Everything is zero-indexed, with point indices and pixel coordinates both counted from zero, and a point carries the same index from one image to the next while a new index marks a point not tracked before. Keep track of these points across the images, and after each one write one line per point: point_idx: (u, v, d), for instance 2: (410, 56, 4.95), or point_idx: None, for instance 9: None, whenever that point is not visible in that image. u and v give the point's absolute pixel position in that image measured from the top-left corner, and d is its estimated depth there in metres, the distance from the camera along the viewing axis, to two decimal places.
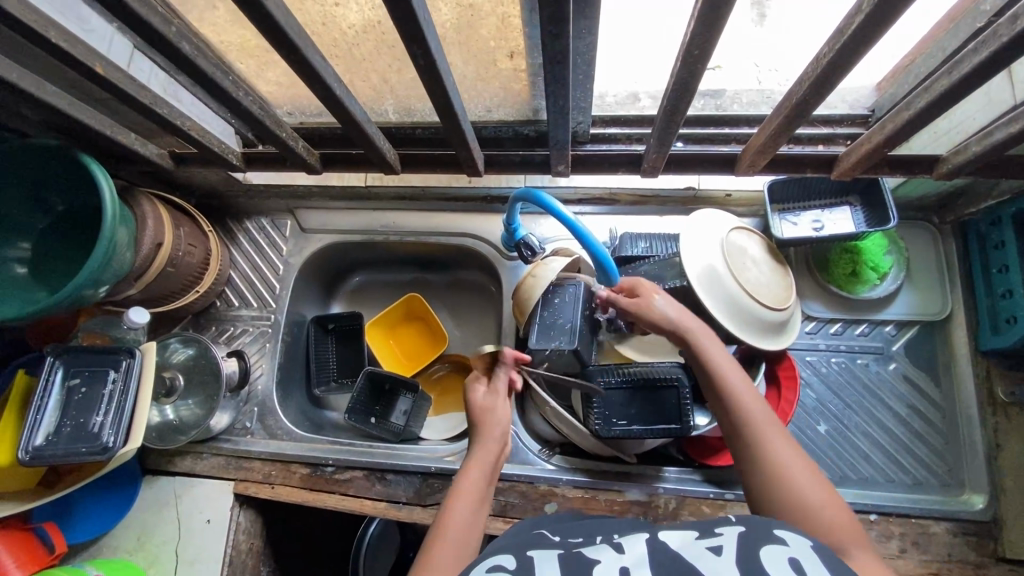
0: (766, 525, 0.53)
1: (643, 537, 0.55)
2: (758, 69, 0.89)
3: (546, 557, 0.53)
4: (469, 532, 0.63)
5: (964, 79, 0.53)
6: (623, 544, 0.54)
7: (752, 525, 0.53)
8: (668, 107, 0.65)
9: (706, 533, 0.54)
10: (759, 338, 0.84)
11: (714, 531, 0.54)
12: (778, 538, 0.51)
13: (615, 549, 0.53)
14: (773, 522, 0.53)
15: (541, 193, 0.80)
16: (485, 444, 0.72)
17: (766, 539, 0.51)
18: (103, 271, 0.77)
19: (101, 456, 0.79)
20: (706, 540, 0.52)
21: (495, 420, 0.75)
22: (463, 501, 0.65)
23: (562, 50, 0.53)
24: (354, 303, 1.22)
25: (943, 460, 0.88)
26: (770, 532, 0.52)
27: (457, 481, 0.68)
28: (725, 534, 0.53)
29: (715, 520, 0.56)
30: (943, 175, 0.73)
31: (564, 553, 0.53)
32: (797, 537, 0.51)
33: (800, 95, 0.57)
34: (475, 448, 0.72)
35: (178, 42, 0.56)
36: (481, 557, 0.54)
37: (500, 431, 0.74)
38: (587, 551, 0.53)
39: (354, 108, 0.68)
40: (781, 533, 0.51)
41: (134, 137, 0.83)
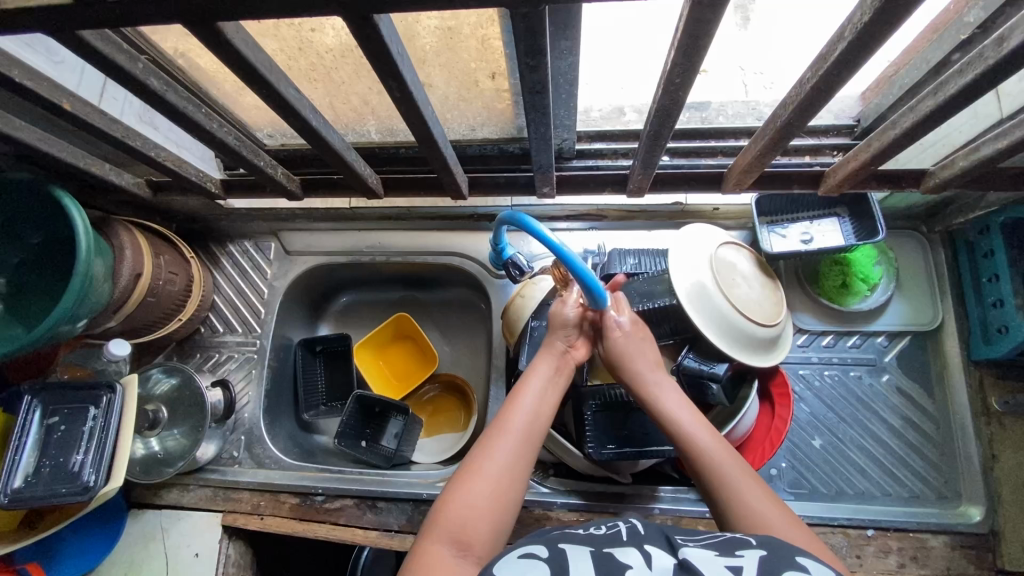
0: (785, 551, 0.51)
1: (665, 551, 0.52)
2: (744, 73, 0.88)
3: (578, 554, 0.52)
4: (531, 425, 0.67)
5: (950, 100, 0.52)
6: (652, 553, 0.51)
7: (773, 550, 0.51)
8: (652, 132, 0.63)
9: (727, 553, 0.51)
10: (750, 354, 0.83)
11: (735, 552, 0.51)
12: (800, 565, 0.49)
13: (642, 557, 0.51)
14: (795, 550, 0.52)
15: (526, 216, 0.77)
16: (551, 351, 0.75)
17: (788, 564, 0.49)
18: (79, 306, 0.75)
19: (83, 496, 0.76)
20: (727, 559, 0.50)
21: (563, 328, 0.77)
22: (524, 401, 0.69)
23: (540, 82, 0.52)
24: (341, 324, 1.20)
25: (938, 472, 0.87)
26: (792, 559, 0.50)
27: (522, 380, 0.72)
28: (746, 556, 0.50)
29: (736, 540, 0.54)
30: (931, 189, 0.72)
31: (594, 553, 0.51)
32: (817, 566, 0.50)
33: (785, 119, 0.56)
34: (542, 350, 0.76)
35: (147, 78, 0.54)
36: (512, 546, 0.54)
37: (566, 338, 0.77)
38: (616, 553, 0.51)
39: (333, 138, 0.67)
40: (802, 561, 0.50)
41: (109, 167, 0.81)
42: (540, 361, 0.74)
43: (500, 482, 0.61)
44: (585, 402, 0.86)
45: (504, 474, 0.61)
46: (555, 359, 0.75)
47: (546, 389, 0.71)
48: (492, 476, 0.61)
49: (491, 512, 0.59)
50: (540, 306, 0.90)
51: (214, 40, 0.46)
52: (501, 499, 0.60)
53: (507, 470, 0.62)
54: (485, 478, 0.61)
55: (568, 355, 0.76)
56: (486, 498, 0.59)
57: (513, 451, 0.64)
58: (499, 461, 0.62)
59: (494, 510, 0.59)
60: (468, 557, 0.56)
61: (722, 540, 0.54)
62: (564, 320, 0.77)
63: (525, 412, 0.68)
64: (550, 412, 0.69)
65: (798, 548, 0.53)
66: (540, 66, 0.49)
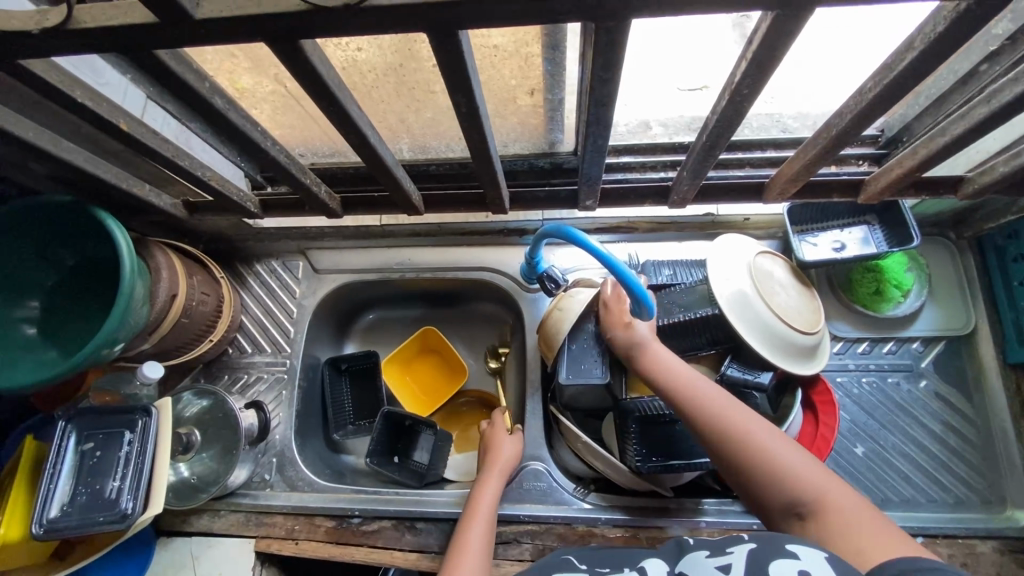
0: (777, 541, 0.53)
1: (663, 564, 0.58)
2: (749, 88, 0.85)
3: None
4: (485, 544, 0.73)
5: (1004, 107, 0.53)
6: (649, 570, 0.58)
7: (763, 541, 0.54)
8: (707, 142, 0.64)
9: (717, 551, 0.56)
10: (792, 362, 0.83)
11: (724, 550, 0.56)
12: (790, 553, 0.51)
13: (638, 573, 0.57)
14: (787, 538, 0.53)
15: (571, 227, 0.81)
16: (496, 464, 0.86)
17: (775, 554, 0.51)
18: (122, 329, 0.73)
19: (121, 524, 0.74)
20: (716, 559, 0.55)
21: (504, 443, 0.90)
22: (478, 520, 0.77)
23: (608, 95, 0.53)
24: (368, 341, 1.19)
25: (981, 476, 0.87)
26: (781, 547, 0.52)
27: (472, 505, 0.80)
28: (735, 552, 0.54)
29: (730, 537, 0.58)
30: (969, 194, 0.74)
31: None
32: (807, 550, 0.51)
33: (841, 127, 0.57)
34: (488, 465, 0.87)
35: (211, 97, 0.54)
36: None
37: (508, 451, 0.89)
38: None
39: (385, 154, 0.67)
40: (793, 548, 0.52)
41: (149, 187, 0.81)
42: (487, 483, 0.83)
43: None
44: (629, 414, 0.85)
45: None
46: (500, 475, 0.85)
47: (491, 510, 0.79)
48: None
49: None
50: (578, 320, 0.89)
51: (291, 59, 0.47)
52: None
53: None
54: None
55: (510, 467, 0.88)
56: None
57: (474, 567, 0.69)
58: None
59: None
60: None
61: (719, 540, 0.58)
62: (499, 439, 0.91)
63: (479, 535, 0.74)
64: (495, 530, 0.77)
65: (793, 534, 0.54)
66: (611, 79, 0.50)
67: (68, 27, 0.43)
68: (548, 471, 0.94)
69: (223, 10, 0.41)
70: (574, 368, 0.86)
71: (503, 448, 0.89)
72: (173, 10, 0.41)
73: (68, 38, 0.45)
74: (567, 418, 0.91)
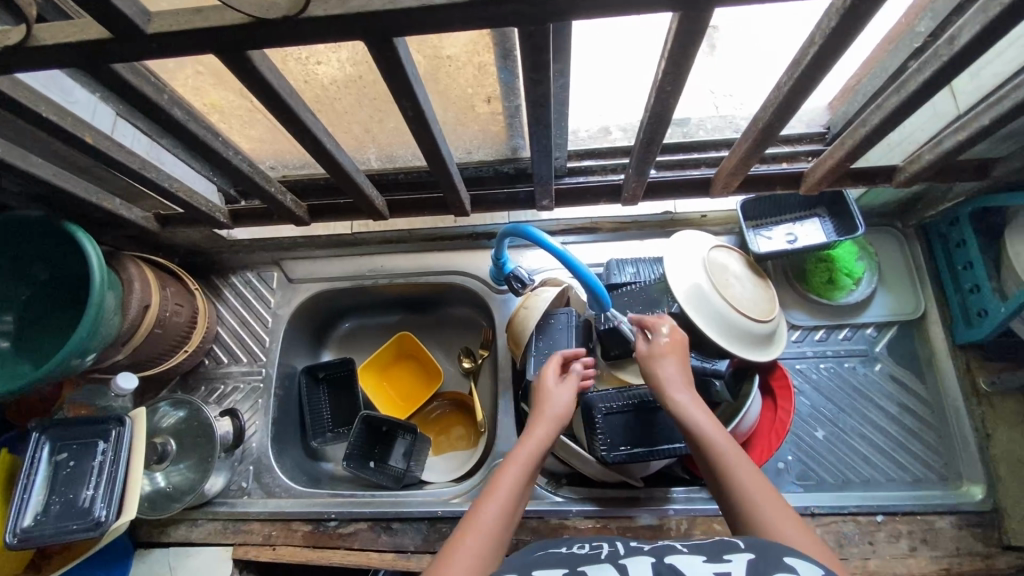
0: (773, 552, 0.50)
1: (646, 560, 0.52)
2: (714, 96, 0.89)
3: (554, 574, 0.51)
4: (510, 505, 0.62)
5: (912, 95, 0.58)
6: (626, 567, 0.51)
7: (761, 551, 0.50)
8: (645, 139, 0.69)
9: (713, 557, 0.50)
10: (749, 350, 0.86)
11: (721, 556, 0.50)
12: (788, 565, 0.48)
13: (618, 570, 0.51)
14: (783, 549, 0.50)
15: (530, 227, 0.84)
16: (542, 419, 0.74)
17: (775, 564, 0.48)
18: (93, 339, 0.75)
19: (94, 532, 0.75)
20: (713, 565, 0.49)
21: (554, 400, 0.76)
22: (504, 482, 0.64)
23: (543, 95, 0.57)
24: (344, 349, 1.21)
25: (938, 454, 0.90)
26: (779, 559, 0.49)
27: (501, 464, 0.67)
28: (734, 561, 0.49)
29: (724, 543, 0.53)
30: (902, 182, 0.79)
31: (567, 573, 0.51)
32: (805, 564, 0.48)
33: (766, 120, 0.62)
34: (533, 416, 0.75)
35: (169, 107, 0.58)
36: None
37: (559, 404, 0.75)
38: (589, 569, 0.51)
39: (344, 160, 0.71)
40: (790, 561, 0.48)
41: (119, 202, 0.83)
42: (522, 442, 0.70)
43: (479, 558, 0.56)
44: (594, 407, 0.87)
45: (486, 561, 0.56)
46: (547, 427, 0.73)
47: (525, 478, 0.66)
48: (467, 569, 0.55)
49: None
50: (543, 317, 0.92)
51: (241, 68, 0.50)
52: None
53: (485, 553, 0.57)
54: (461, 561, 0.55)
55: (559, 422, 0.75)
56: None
57: (490, 543, 0.58)
58: (477, 552, 0.57)
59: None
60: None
61: (710, 545, 0.53)
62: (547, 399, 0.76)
63: (505, 490, 0.63)
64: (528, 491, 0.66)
65: (788, 548, 0.51)
66: (543, 81, 0.54)
67: (27, 43, 0.46)
68: None
69: (173, 25, 0.45)
70: (541, 363, 0.89)
71: (556, 398, 0.76)
72: (126, 26, 0.44)
73: (26, 53, 0.47)
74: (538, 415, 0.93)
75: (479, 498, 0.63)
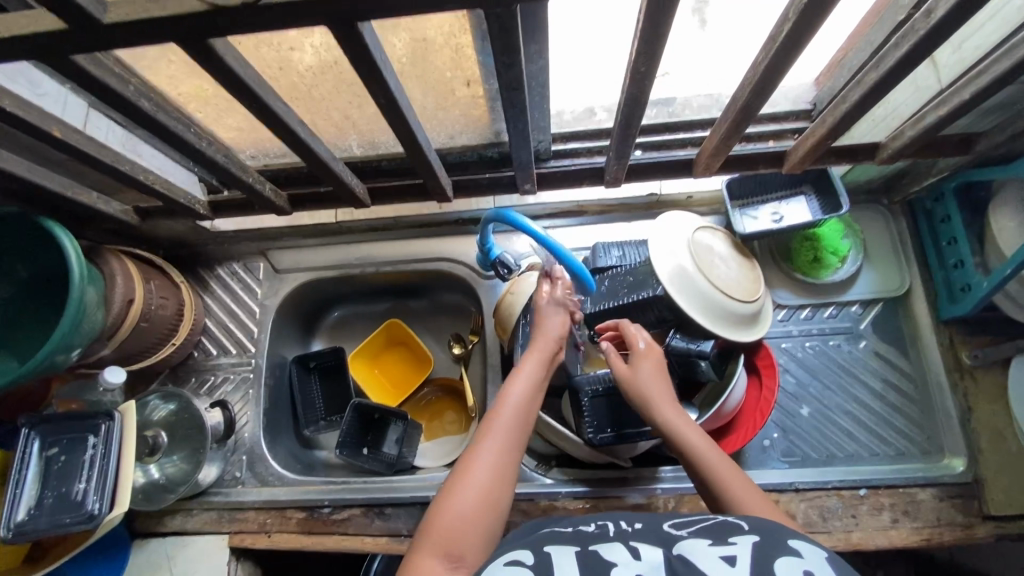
0: (777, 535, 0.50)
1: (656, 545, 0.51)
2: None
3: (564, 553, 0.50)
4: (512, 436, 0.65)
5: (890, 70, 0.58)
6: (638, 547, 0.50)
7: (765, 535, 0.50)
8: (624, 120, 0.69)
9: (718, 540, 0.50)
10: (734, 330, 0.86)
11: (726, 539, 0.50)
12: (792, 549, 0.48)
13: (631, 554, 0.49)
14: (787, 533, 0.50)
15: (511, 211, 0.83)
16: (538, 349, 0.75)
17: (778, 549, 0.47)
18: (76, 334, 0.75)
19: (88, 524, 0.75)
20: (719, 548, 0.48)
21: (548, 330, 0.77)
22: (508, 406, 0.67)
23: (516, 79, 0.57)
24: (334, 338, 1.21)
25: (920, 428, 0.91)
26: (782, 543, 0.49)
27: (507, 386, 0.70)
28: (738, 543, 0.49)
29: (727, 525, 0.53)
30: (885, 159, 0.79)
31: (580, 551, 0.50)
32: (810, 547, 0.48)
33: (744, 99, 0.64)
34: (531, 346, 0.76)
35: (137, 99, 0.57)
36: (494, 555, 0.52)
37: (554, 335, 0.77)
38: (602, 551, 0.50)
39: (321, 149, 0.71)
40: (794, 544, 0.49)
41: (96, 195, 0.82)
42: (524, 364, 0.73)
43: (484, 491, 0.59)
44: (581, 390, 0.87)
45: (493, 479, 0.60)
46: (543, 359, 0.74)
47: (525, 398, 0.69)
48: (475, 491, 0.59)
49: (478, 526, 0.57)
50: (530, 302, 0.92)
51: (206, 57, 0.50)
52: (488, 512, 0.58)
53: (488, 487, 0.59)
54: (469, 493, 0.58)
55: (556, 353, 0.77)
56: (467, 513, 0.57)
57: (494, 475, 0.61)
58: (482, 475, 0.60)
59: (483, 523, 0.57)
60: (460, 569, 0.54)
61: (712, 526, 0.53)
62: (552, 322, 0.78)
63: (507, 421, 0.65)
64: (533, 421, 0.68)
65: (792, 531, 0.51)
66: (515, 64, 0.54)
67: None
68: None
69: (132, 14, 0.44)
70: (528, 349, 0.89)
71: (550, 330, 0.77)
72: (82, 17, 0.43)
73: None
74: None
75: (482, 424, 0.66)
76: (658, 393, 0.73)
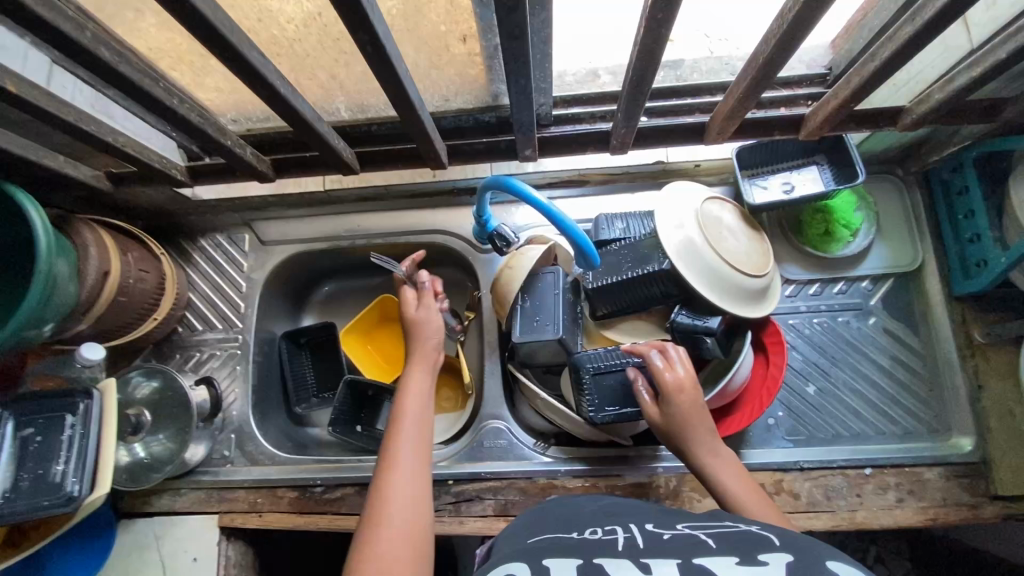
0: (815, 554, 0.45)
1: (672, 560, 0.46)
2: (708, 40, 0.85)
3: (563, 566, 0.47)
4: (416, 448, 0.73)
5: (929, 22, 0.52)
6: (648, 564, 0.46)
7: (800, 554, 0.44)
8: (634, 79, 0.64)
9: (747, 559, 0.45)
10: (743, 307, 0.83)
11: (756, 557, 0.45)
12: (829, 572, 0.42)
13: (640, 569, 0.45)
14: (828, 554, 0.44)
15: (512, 178, 0.79)
16: (419, 362, 0.84)
17: (815, 571, 0.42)
18: (44, 309, 0.70)
19: (67, 508, 0.72)
20: (747, 567, 0.43)
21: (423, 341, 0.86)
22: (405, 427, 0.75)
23: (517, 25, 0.51)
24: (325, 313, 1.17)
25: (928, 407, 0.89)
26: (821, 565, 0.43)
27: (398, 410, 0.78)
28: (770, 563, 0.44)
29: (756, 538, 0.48)
30: (908, 125, 0.74)
31: (582, 563, 0.47)
32: (853, 570, 0.43)
33: (767, 55, 0.58)
34: (412, 364, 0.85)
35: (95, 48, 0.51)
36: (492, 568, 0.49)
37: (430, 343, 0.87)
38: (607, 564, 0.46)
39: (304, 109, 0.65)
40: (833, 566, 0.43)
41: (64, 159, 0.77)
42: (410, 386, 0.81)
43: (403, 509, 0.65)
44: (582, 368, 0.83)
45: (411, 510, 0.66)
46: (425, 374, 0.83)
47: (421, 425, 0.76)
48: (398, 511, 0.65)
49: (408, 541, 0.63)
50: (529, 278, 0.88)
51: None
52: (415, 529, 0.64)
53: (408, 504, 0.66)
54: (393, 516, 0.64)
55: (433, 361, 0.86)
56: (394, 534, 0.63)
57: (408, 490, 0.67)
58: (399, 507, 0.65)
59: (411, 538, 0.63)
60: None
61: (740, 538, 0.48)
62: (424, 330, 0.87)
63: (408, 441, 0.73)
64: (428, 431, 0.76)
65: (833, 550, 0.45)
66: (517, 8, 0.49)
67: None
68: (508, 428, 0.94)
69: None
70: (528, 325, 0.86)
71: (426, 337, 0.87)
72: None
73: None
74: (525, 377, 0.90)
75: (388, 452, 0.72)
76: (688, 427, 0.73)
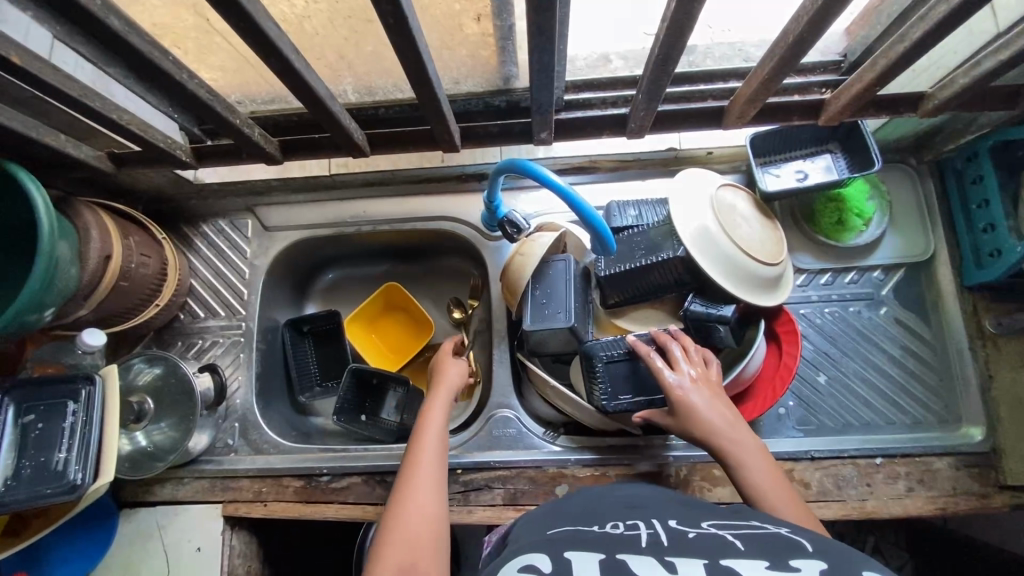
0: (850, 563, 0.43)
1: (699, 560, 0.45)
2: (711, 31, 0.84)
3: (585, 560, 0.45)
4: (438, 455, 0.73)
5: None
6: (674, 562, 0.45)
7: (834, 560, 0.43)
8: (660, 58, 0.62)
9: (779, 564, 0.43)
10: (758, 295, 0.82)
11: (788, 562, 0.44)
12: None
13: (666, 568, 0.44)
14: (864, 563, 0.43)
15: (527, 161, 0.77)
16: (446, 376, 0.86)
17: None
18: (46, 293, 0.68)
19: (71, 495, 0.70)
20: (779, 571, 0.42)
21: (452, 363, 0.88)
22: (429, 434, 0.75)
23: None
24: (329, 301, 1.15)
25: (938, 397, 0.89)
26: (856, 573, 0.42)
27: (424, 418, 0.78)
28: (804, 569, 0.42)
29: (787, 543, 0.47)
30: (929, 111, 0.73)
31: (605, 558, 0.45)
32: None
33: (797, 33, 0.57)
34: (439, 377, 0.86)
35: (105, 16, 0.49)
36: (512, 556, 0.48)
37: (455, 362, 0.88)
38: (631, 560, 0.45)
39: (317, 86, 0.63)
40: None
41: (65, 138, 0.74)
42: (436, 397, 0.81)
43: (423, 510, 0.65)
44: (594, 356, 0.82)
45: (430, 514, 0.64)
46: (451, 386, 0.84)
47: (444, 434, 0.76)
48: (416, 511, 0.64)
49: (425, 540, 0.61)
50: (540, 266, 0.86)
51: None
52: (432, 530, 0.63)
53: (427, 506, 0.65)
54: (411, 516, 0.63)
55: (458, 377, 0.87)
56: (412, 531, 0.62)
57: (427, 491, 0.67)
58: (418, 506, 0.65)
59: (428, 537, 0.62)
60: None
61: (771, 542, 0.47)
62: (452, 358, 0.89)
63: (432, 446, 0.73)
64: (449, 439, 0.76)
65: (866, 558, 0.44)
66: None
67: None
68: (517, 417, 0.93)
69: None
70: (538, 313, 0.84)
71: (449, 370, 0.86)
72: None
73: None
74: (534, 365, 0.89)
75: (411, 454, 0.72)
76: (705, 415, 0.71)
